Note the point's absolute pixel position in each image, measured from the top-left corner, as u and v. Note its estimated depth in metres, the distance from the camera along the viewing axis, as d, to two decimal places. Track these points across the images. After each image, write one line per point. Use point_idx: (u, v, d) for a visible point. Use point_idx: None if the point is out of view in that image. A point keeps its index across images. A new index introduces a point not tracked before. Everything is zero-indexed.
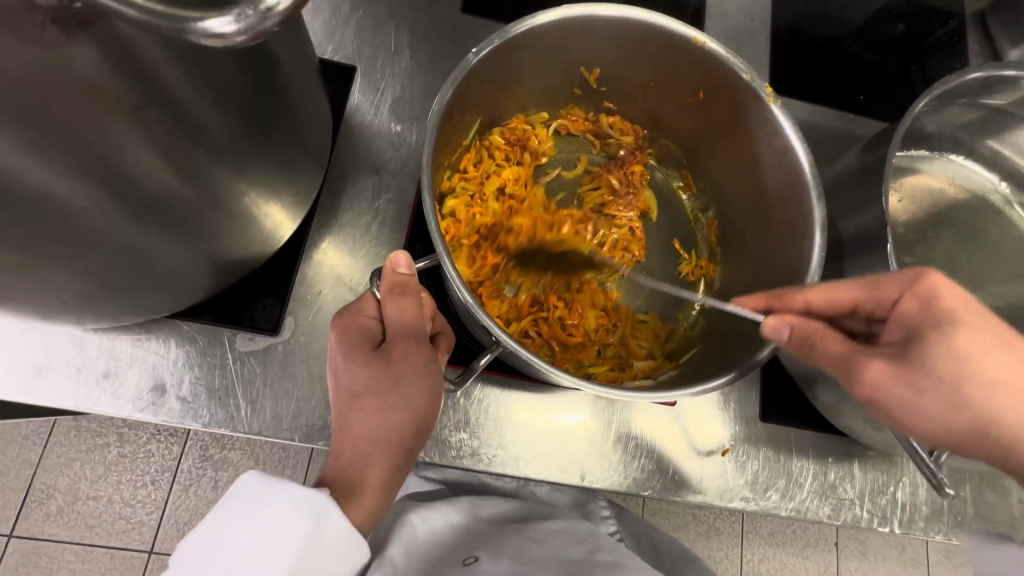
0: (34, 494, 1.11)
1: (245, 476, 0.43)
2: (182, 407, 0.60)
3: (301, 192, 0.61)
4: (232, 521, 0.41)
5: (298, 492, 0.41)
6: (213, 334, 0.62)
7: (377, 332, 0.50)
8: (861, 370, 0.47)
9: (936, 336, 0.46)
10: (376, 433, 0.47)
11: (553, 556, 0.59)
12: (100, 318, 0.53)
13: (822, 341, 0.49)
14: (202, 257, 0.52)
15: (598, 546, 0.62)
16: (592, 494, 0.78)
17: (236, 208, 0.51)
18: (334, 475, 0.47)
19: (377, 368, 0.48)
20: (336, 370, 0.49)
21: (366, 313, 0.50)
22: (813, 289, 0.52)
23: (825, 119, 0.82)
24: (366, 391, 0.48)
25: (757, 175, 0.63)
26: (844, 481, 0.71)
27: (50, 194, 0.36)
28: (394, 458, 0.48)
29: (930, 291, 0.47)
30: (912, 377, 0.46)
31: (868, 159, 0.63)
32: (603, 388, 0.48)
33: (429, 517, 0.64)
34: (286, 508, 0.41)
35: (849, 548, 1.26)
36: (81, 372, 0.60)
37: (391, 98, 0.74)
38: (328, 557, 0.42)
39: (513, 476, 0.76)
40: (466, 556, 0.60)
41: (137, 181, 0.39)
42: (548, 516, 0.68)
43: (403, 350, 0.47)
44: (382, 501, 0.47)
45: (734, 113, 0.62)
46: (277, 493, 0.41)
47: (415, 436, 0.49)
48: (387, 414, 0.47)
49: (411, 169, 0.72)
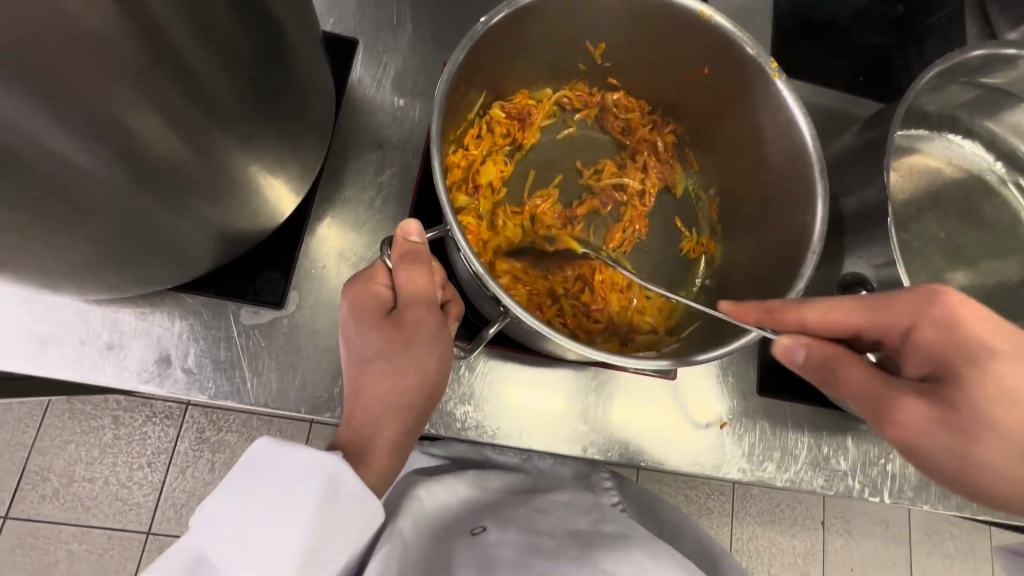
0: (29, 476, 1.10)
1: (261, 442, 0.44)
2: (187, 378, 0.60)
3: (304, 164, 0.60)
4: (248, 483, 0.42)
5: (316, 451, 0.42)
6: (217, 307, 0.62)
7: (388, 299, 0.50)
8: (896, 406, 0.46)
9: (968, 371, 0.45)
10: (387, 398, 0.48)
11: (561, 525, 0.59)
12: (102, 289, 0.53)
13: (843, 365, 0.49)
14: (207, 227, 0.52)
15: (604, 517, 0.61)
16: (596, 467, 0.80)
17: (240, 176, 0.50)
18: (347, 438, 0.47)
19: (387, 333, 0.48)
20: (348, 336, 0.50)
21: (378, 281, 0.50)
22: (810, 309, 0.51)
23: (825, 101, 0.82)
24: (378, 355, 0.48)
25: (761, 152, 0.63)
26: (837, 453, 0.73)
27: (56, 156, 0.35)
28: (404, 422, 0.48)
29: (950, 312, 0.47)
30: (952, 419, 0.44)
31: (869, 137, 0.63)
32: (611, 356, 0.49)
33: (437, 490, 0.65)
34: (304, 469, 0.42)
35: (835, 526, 1.30)
36: (85, 344, 0.59)
37: (394, 72, 0.73)
38: (347, 514, 0.42)
39: (516, 452, 0.78)
40: (474, 525, 0.60)
41: (144, 145, 0.39)
42: (552, 489, 0.69)
43: (414, 315, 0.48)
44: (391, 464, 0.48)
45: (740, 88, 0.62)
46: (295, 458, 0.42)
47: (425, 400, 0.50)
48: (398, 378, 0.48)
49: (415, 143, 0.71)
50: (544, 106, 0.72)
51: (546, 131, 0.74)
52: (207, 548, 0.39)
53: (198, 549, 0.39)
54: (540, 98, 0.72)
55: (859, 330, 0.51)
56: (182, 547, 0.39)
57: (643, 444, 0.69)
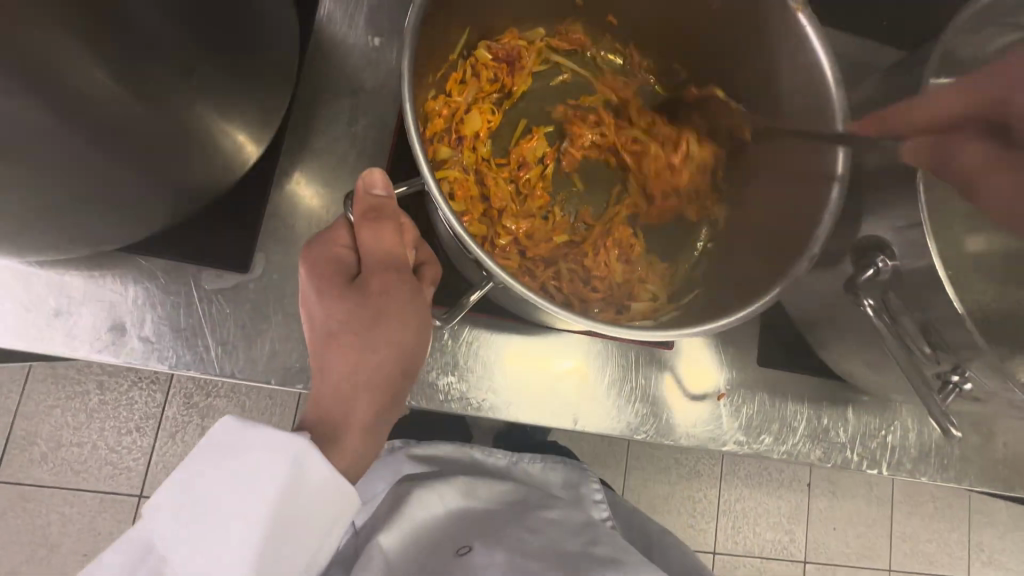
0: (15, 441, 1.07)
1: (224, 421, 0.39)
2: (145, 347, 0.56)
3: (265, 109, 0.53)
4: (206, 469, 0.37)
5: (278, 435, 0.38)
6: (177, 270, 0.57)
7: (353, 264, 0.45)
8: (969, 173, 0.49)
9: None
10: (358, 375, 0.43)
11: (549, 547, 0.61)
12: (42, 250, 0.48)
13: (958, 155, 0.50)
14: (152, 180, 0.46)
15: (597, 539, 0.62)
16: (586, 475, 0.78)
17: (186, 120, 0.44)
18: (313, 420, 0.42)
19: (354, 303, 0.43)
20: (309, 307, 0.44)
21: (339, 243, 0.45)
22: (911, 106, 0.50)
23: (845, 46, 0.74)
24: (344, 329, 0.43)
25: (776, 100, 0.57)
26: (837, 425, 0.70)
27: None
28: (378, 401, 0.44)
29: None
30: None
31: (894, 84, 0.57)
32: (604, 325, 0.45)
33: (426, 499, 0.65)
34: (265, 454, 0.37)
35: (821, 487, 1.31)
36: (30, 311, 0.54)
37: (368, 6, 0.65)
38: (315, 501, 0.39)
39: (504, 455, 0.77)
40: (461, 544, 0.62)
41: None
42: (543, 499, 0.69)
43: (382, 282, 0.43)
44: (366, 445, 0.44)
45: (757, 23, 0.55)
46: (256, 439, 0.38)
47: (401, 376, 0.45)
48: (368, 353, 0.43)
49: (393, 89, 0.64)
50: (535, 48, 0.65)
51: (538, 76, 0.67)
52: (157, 535, 0.36)
53: (148, 535, 0.36)
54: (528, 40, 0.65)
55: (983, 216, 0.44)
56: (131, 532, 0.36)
57: (640, 415, 0.66)
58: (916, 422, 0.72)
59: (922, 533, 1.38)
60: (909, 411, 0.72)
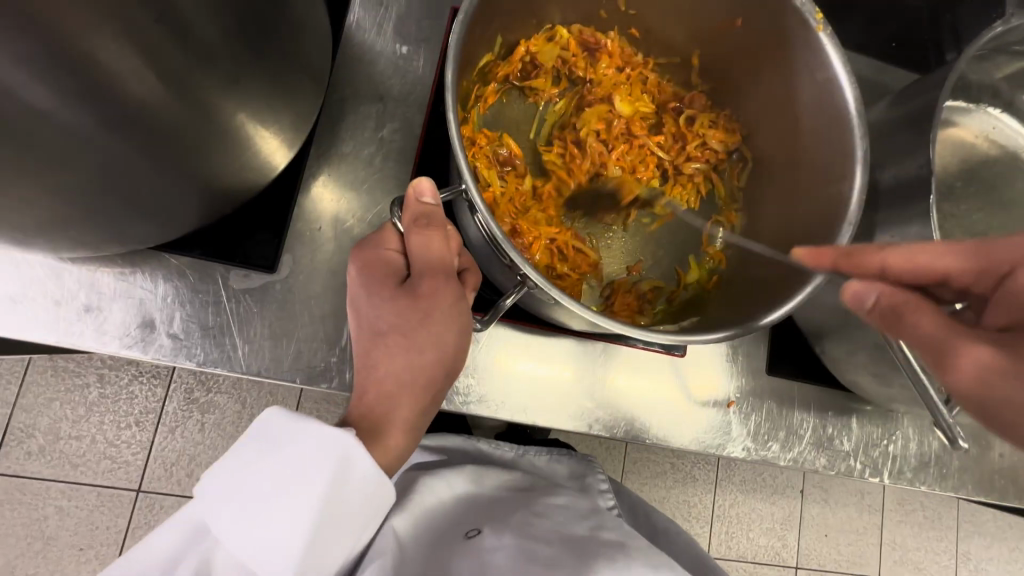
0: (13, 433, 1.07)
1: (270, 411, 0.38)
2: (173, 344, 0.56)
3: (298, 116, 0.55)
4: (251, 461, 0.36)
5: (324, 432, 0.36)
6: (204, 270, 0.58)
7: (401, 266, 0.47)
8: (960, 349, 0.38)
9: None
10: (403, 374, 0.44)
11: (555, 531, 0.61)
12: (77, 248, 0.49)
13: (917, 314, 0.40)
14: (190, 182, 0.47)
15: (603, 524, 0.63)
16: (591, 467, 0.80)
17: (224, 129, 0.45)
18: (358, 415, 0.43)
19: (403, 303, 0.44)
20: (357, 305, 0.46)
21: (390, 246, 0.47)
22: (895, 252, 0.45)
23: (857, 66, 0.76)
24: (391, 329, 0.44)
25: (794, 115, 0.59)
26: (841, 434, 0.72)
27: None
28: (421, 400, 0.45)
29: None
30: None
31: (905, 108, 0.59)
32: (625, 327, 0.46)
33: (434, 486, 0.67)
34: (310, 452, 0.36)
35: (813, 495, 1.34)
36: (59, 306, 0.55)
37: (396, 15, 0.66)
38: (355, 498, 0.38)
39: (512, 447, 0.81)
40: (470, 528, 0.64)
41: None
42: (551, 490, 0.70)
43: (431, 284, 0.44)
44: (407, 443, 0.45)
45: (778, 41, 0.56)
46: (303, 436, 0.36)
47: (445, 376, 0.46)
48: (414, 353, 0.44)
49: (419, 97, 0.65)
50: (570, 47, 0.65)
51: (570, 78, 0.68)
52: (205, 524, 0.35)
53: (195, 522, 0.36)
54: (558, 34, 0.64)
55: (948, 272, 0.46)
56: (177, 518, 0.36)
57: (649, 420, 0.68)
58: (917, 433, 0.74)
59: (911, 541, 1.40)
60: (910, 423, 0.74)
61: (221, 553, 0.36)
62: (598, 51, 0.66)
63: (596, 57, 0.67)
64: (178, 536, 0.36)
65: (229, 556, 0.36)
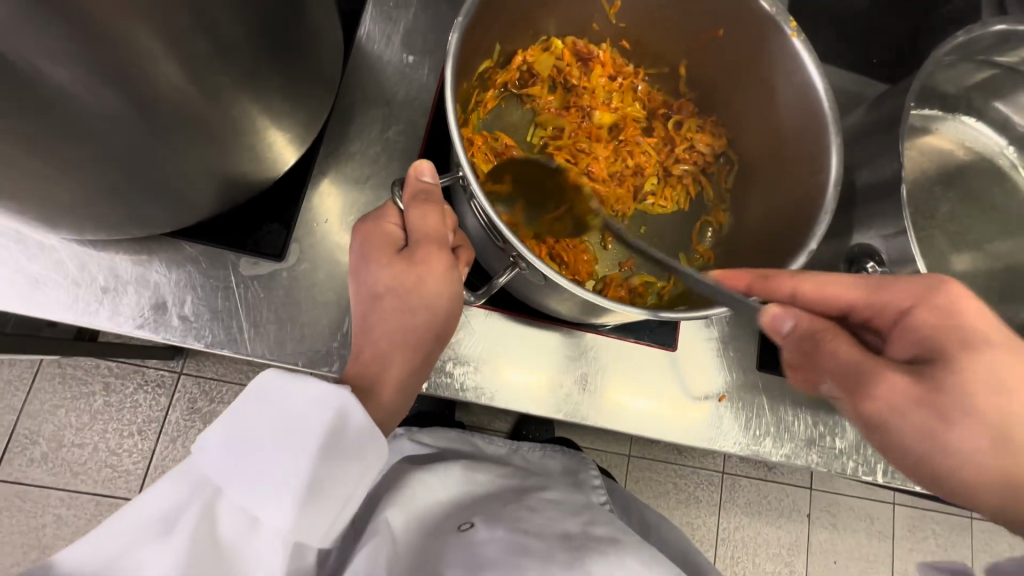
0: (17, 440, 1.08)
1: (268, 371, 0.41)
2: (184, 325, 0.59)
3: (309, 115, 0.59)
4: (252, 414, 0.39)
5: (323, 386, 0.40)
6: (216, 256, 0.61)
7: (400, 239, 0.49)
8: (873, 379, 0.43)
9: (960, 357, 0.43)
10: (397, 333, 0.47)
11: (550, 527, 0.60)
12: (100, 229, 0.52)
13: (832, 341, 0.45)
14: (207, 170, 0.51)
15: (594, 520, 0.63)
16: (586, 464, 0.83)
17: (240, 123, 0.49)
18: (354, 373, 0.46)
19: (399, 270, 0.47)
20: (358, 271, 0.49)
21: (390, 221, 0.50)
22: (805, 280, 0.51)
23: (838, 80, 0.80)
24: (386, 292, 0.47)
25: (774, 116, 0.63)
26: (833, 432, 0.73)
27: (46, 76, 0.34)
28: (413, 360, 0.48)
29: (948, 303, 0.46)
30: (930, 399, 0.43)
31: (880, 112, 0.62)
32: (615, 303, 0.47)
33: (426, 481, 0.68)
34: (309, 403, 0.39)
35: (820, 519, 1.31)
36: (79, 287, 0.58)
37: (403, 28, 0.71)
38: (350, 452, 0.41)
39: (504, 443, 0.85)
40: (462, 521, 0.63)
41: (146, 79, 0.38)
42: (544, 487, 0.72)
43: (425, 254, 0.47)
44: (398, 401, 0.48)
45: (756, 48, 0.61)
46: (302, 391, 0.40)
47: (434, 341, 0.50)
48: (408, 315, 0.47)
49: (424, 102, 0.70)
50: (565, 55, 0.70)
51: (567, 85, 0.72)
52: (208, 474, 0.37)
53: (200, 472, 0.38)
54: (553, 45, 0.69)
55: (853, 308, 0.51)
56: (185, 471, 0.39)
57: (645, 413, 0.69)
58: None
59: None
60: None
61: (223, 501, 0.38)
62: (590, 61, 0.71)
63: (589, 67, 0.71)
64: (183, 488, 0.38)
65: (233, 503, 0.38)
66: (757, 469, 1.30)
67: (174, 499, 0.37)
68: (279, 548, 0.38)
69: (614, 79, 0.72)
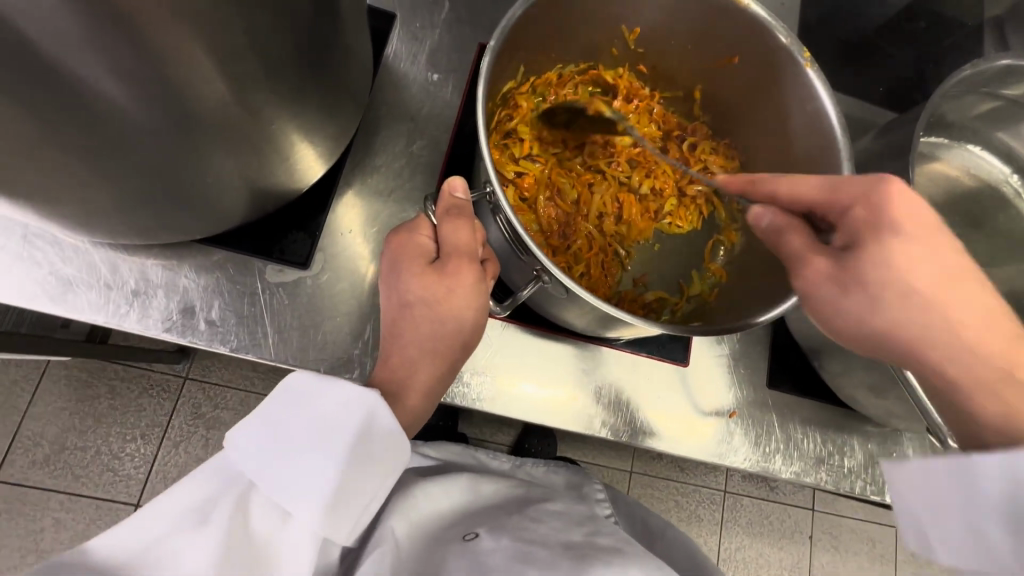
0: (20, 441, 1.09)
1: (301, 372, 0.42)
2: (210, 329, 0.61)
3: (338, 130, 0.61)
4: (287, 412, 0.41)
5: (355, 388, 0.41)
6: (244, 263, 0.63)
7: (431, 250, 0.51)
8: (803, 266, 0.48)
9: (883, 245, 0.44)
10: (425, 340, 0.49)
11: (554, 537, 0.61)
12: (135, 234, 0.54)
13: (792, 235, 0.49)
14: (240, 181, 0.53)
15: (597, 531, 0.64)
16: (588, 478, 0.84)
17: (275, 137, 0.51)
18: (382, 377, 0.48)
19: (429, 281, 0.49)
20: (389, 280, 0.51)
21: (422, 233, 0.52)
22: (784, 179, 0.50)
23: (848, 107, 0.82)
24: (417, 302, 0.49)
25: (787, 141, 0.65)
26: (842, 451, 0.74)
27: (99, 92, 0.36)
28: (437, 367, 0.50)
29: (885, 197, 0.44)
30: (846, 280, 0.46)
31: (889, 139, 0.64)
32: (630, 315, 0.48)
33: (430, 492, 0.68)
34: (341, 405, 0.41)
35: (822, 541, 1.31)
36: (110, 290, 0.60)
37: (429, 47, 0.74)
38: (378, 453, 0.42)
39: (509, 460, 0.87)
40: (466, 532, 0.62)
41: (193, 97, 0.40)
42: (548, 498, 0.73)
43: (455, 266, 0.48)
44: (422, 409, 0.49)
45: (770, 76, 0.63)
46: (335, 392, 0.41)
47: (458, 351, 0.51)
48: (438, 324, 0.49)
49: (447, 118, 0.72)
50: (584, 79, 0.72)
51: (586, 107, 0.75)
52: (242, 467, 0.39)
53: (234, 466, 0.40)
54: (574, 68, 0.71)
55: (815, 207, 0.49)
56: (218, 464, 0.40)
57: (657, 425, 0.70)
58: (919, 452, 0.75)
59: None
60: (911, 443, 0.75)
61: (256, 495, 0.39)
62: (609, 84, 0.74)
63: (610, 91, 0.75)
64: (218, 481, 0.39)
65: (265, 497, 0.39)
66: (759, 489, 1.30)
67: (207, 491, 0.38)
68: (309, 545, 0.39)
69: (632, 101, 0.75)
